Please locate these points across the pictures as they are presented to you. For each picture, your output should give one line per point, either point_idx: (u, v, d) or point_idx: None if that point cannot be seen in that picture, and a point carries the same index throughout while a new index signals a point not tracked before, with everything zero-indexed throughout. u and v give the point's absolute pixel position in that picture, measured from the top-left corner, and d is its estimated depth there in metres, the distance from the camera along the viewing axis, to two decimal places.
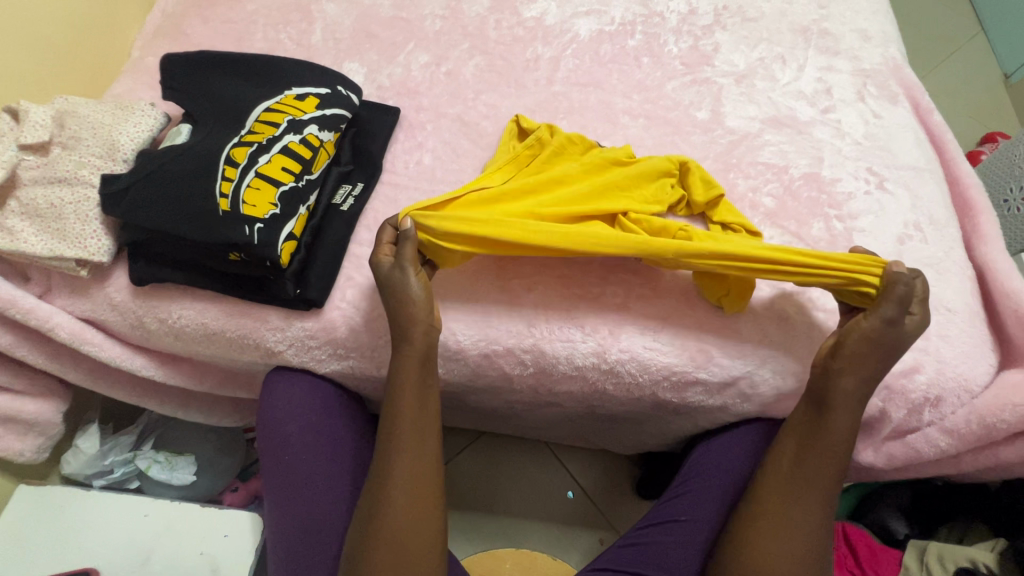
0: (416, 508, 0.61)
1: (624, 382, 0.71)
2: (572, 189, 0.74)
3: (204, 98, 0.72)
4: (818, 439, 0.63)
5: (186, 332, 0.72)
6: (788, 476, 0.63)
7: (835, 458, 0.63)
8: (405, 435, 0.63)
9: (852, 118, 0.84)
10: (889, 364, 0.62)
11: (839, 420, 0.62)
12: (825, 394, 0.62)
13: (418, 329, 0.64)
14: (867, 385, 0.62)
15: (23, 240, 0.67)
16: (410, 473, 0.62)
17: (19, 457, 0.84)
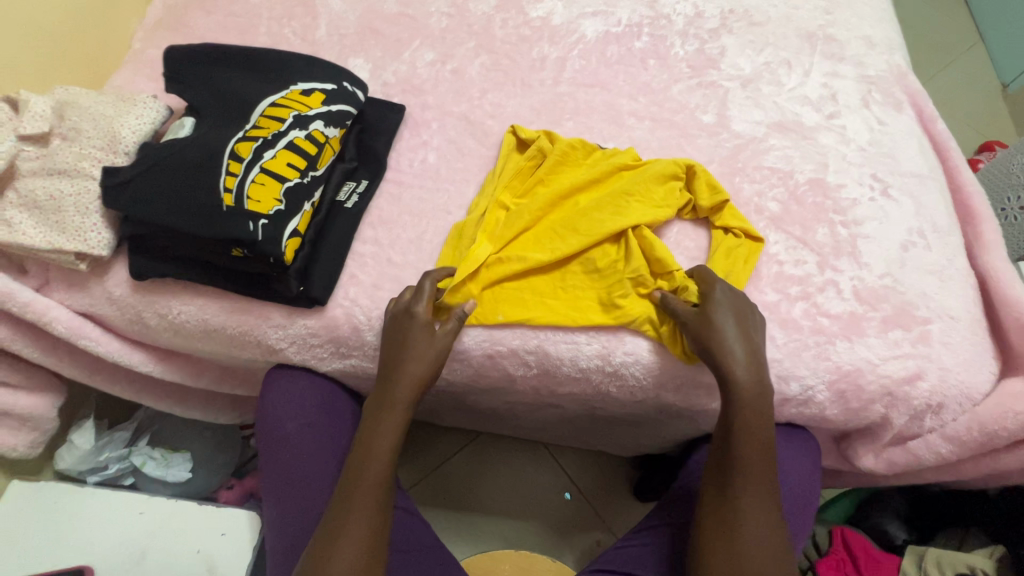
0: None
1: (628, 385, 0.70)
2: (580, 211, 0.74)
3: (208, 92, 0.71)
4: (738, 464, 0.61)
5: (186, 328, 0.71)
6: (737, 515, 0.60)
7: (767, 482, 0.61)
8: (368, 483, 0.60)
9: (857, 124, 0.84)
10: (737, 350, 0.61)
11: (750, 436, 0.61)
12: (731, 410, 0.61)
13: (409, 360, 0.64)
14: (755, 371, 0.61)
15: (21, 232, 0.65)
16: (364, 533, 0.58)
17: (13, 452, 0.83)
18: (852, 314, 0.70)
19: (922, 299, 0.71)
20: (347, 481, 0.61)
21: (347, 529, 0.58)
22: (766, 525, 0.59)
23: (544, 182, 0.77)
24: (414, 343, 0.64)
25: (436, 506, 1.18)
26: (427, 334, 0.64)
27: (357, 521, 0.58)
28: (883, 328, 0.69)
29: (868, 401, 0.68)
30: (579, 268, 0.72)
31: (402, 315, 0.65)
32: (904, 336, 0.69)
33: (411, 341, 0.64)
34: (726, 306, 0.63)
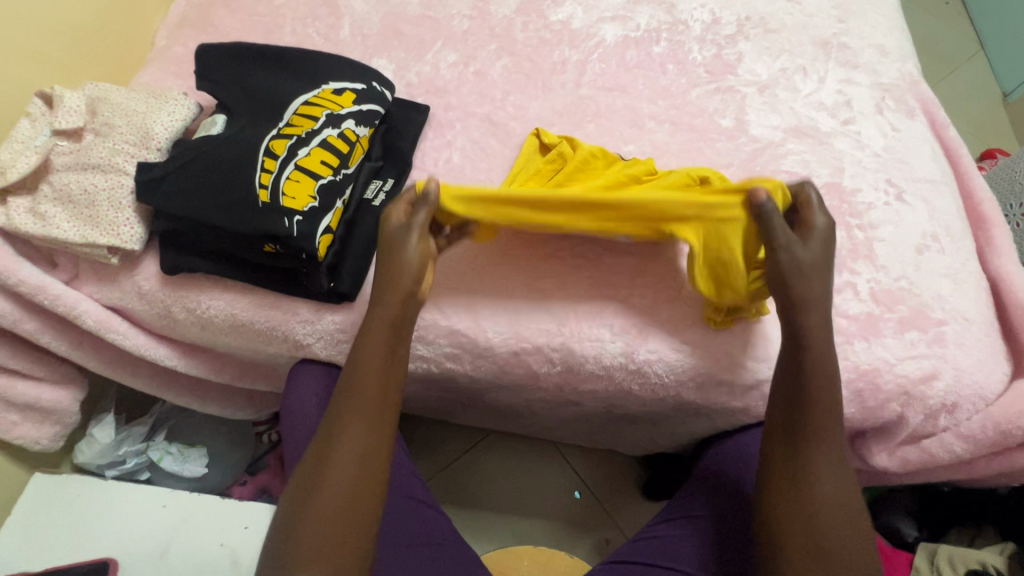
0: (345, 510, 0.56)
1: (650, 383, 0.72)
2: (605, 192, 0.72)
3: (241, 90, 0.72)
4: (810, 415, 0.59)
5: (214, 323, 0.72)
6: (806, 470, 0.58)
7: (834, 443, 0.59)
8: (353, 418, 0.58)
9: (872, 130, 0.86)
10: (814, 282, 0.59)
11: (819, 379, 0.59)
12: (798, 352, 0.59)
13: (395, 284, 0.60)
14: (825, 322, 0.60)
15: (55, 226, 0.66)
16: (349, 470, 0.57)
17: (35, 445, 0.83)
18: (870, 315, 0.71)
19: (937, 301, 0.73)
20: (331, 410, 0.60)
21: (334, 461, 0.57)
22: (836, 482, 0.58)
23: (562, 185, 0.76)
24: (406, 255, 0.61)
25: (446, 503, 1.19)
26: (416, 235, 0.62)
27: (342, 455, 0.57)
28: (900, 328, 0.71)
29: (885, 400, 0.70)
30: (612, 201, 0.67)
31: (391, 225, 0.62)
32: (920, 337, 0.71)
33: (397, 247, 0.61)
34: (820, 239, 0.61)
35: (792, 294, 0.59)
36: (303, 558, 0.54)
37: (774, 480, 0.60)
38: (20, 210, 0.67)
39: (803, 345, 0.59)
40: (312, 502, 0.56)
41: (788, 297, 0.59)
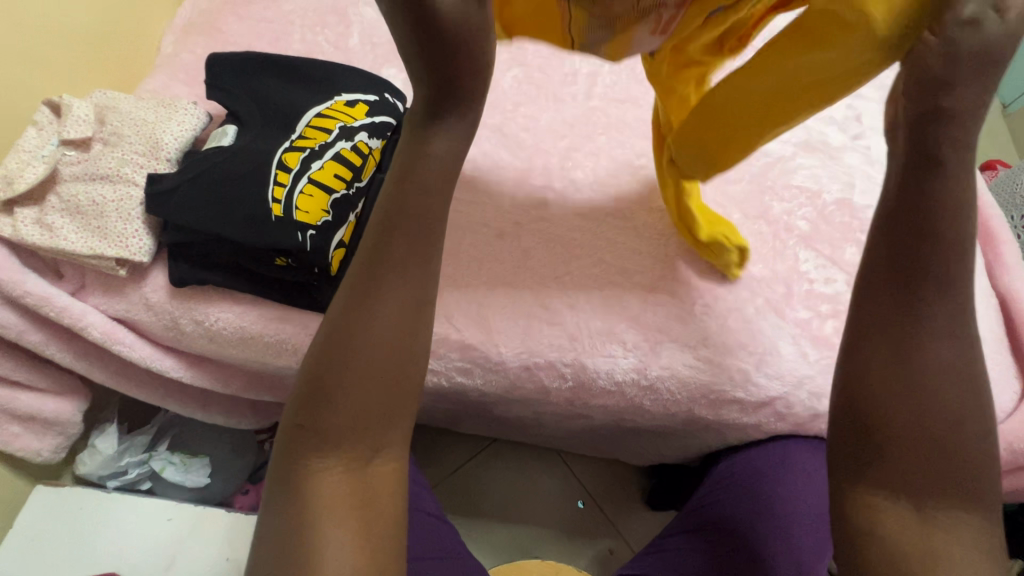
0: (373, 411, 0.45)
1: (662, 399, 0.72)
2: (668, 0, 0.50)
3: (253, 100, 0.72)
4: (929, 304, 0.40)
5: (222, 335, 0.71)
6: (925, 365, 0.40)
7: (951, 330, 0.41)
8: (382, 307, 0.45)
9: (882, 146, 0.86)
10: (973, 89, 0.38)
11: (950, 252, 0.41)
12: (930, 222, 0.40)
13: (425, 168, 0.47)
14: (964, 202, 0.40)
15: (63, 237, 0.65)
16: (375, 366, 0.44)
17: (36, 457, 0.82)
18: None
19: None
20: (350, 293, 0.45)
21: (361, 355, 0.44)
22: (962, 384, 0.40)
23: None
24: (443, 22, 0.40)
25: (450, 511, 1.19)
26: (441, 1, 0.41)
27: (373, 342, 0.44)
28: None
29: None
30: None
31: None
32: None
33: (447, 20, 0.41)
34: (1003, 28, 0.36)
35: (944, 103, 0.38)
36: (323, 462, 0.44)
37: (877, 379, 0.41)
38: (26, 221, 0.66)
39: (931, 216, 0.40)
40: (329, 399, 0.44)
41: (937, 142, 0.39)
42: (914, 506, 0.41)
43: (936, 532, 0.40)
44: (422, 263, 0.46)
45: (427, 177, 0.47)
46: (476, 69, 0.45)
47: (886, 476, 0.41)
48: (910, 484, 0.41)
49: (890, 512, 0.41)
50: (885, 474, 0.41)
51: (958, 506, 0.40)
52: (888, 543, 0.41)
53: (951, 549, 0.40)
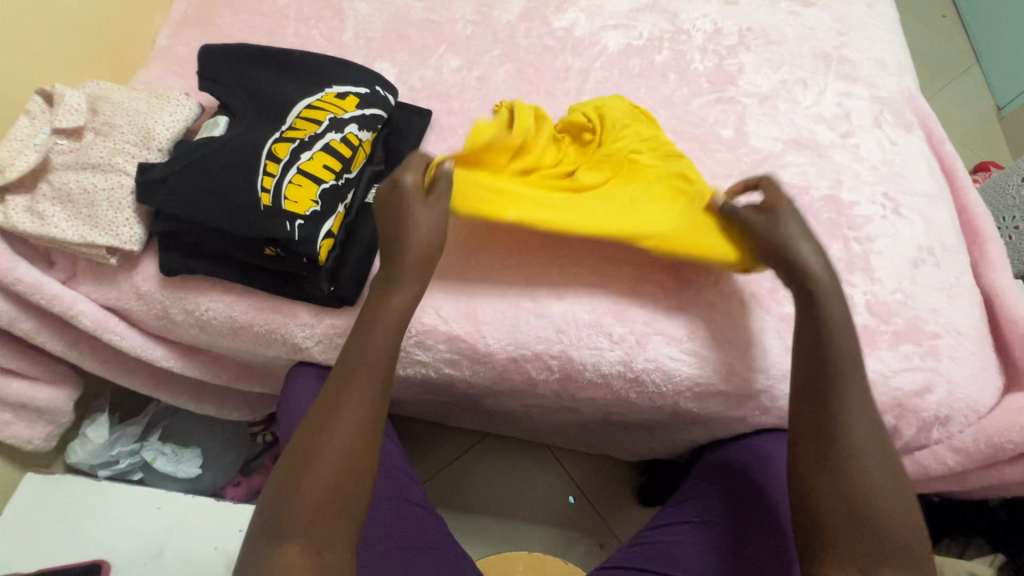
0: (331, 516, 0.51)
1: (647, 391, 0.72)
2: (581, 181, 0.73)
3: (244, 92, 0.72)
4: (844, 403, 0.56)
5: (213, 325, 0.72)
6: (850, 455, 0.55)
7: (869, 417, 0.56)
8: (344, 422, 0.53)
9: (870, 144, 0.87)
10: (804, 247, 0.62)
11: (848, 371, 0.57)
12: (828, 349, 0.58)
13: (388, 308, 0.58)
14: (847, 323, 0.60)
15: (54, 225, 0.66)
16: (335, 476, 0.51)
17: (27, 445, 0.82)
18: (866, 327, 0.72)
19: (932, 315, 0.74)
20: (315, 414, 0.54)
21: (325, 453, 0.52)
22: (886, 469, 0.55)
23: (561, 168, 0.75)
24: (420, 220, 0.60)
25: (441, 506, 1.19)
26: (425, 207, 0.61)
27: (338, 437, 0.52)
28: (895, 341, 0.71)
29: (880, 411, 0.70)
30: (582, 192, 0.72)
31: (393, 192, 0.62)
32: (914, 350, 0.71)
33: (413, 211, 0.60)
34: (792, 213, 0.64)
35: (789, 259, 0.62)
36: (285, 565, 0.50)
37: (815, 473, 0.56)
38: (18, 209, 0.66)
39: (830, 341, 0.58)
40: (296, 497, 0.51)
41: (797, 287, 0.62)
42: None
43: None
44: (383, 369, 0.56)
45: (391, 312, 0.58)
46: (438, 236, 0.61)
47: (836, 550, 0.53)
48: (856, 554, 0.53)
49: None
50: (834, 549, 0.54)
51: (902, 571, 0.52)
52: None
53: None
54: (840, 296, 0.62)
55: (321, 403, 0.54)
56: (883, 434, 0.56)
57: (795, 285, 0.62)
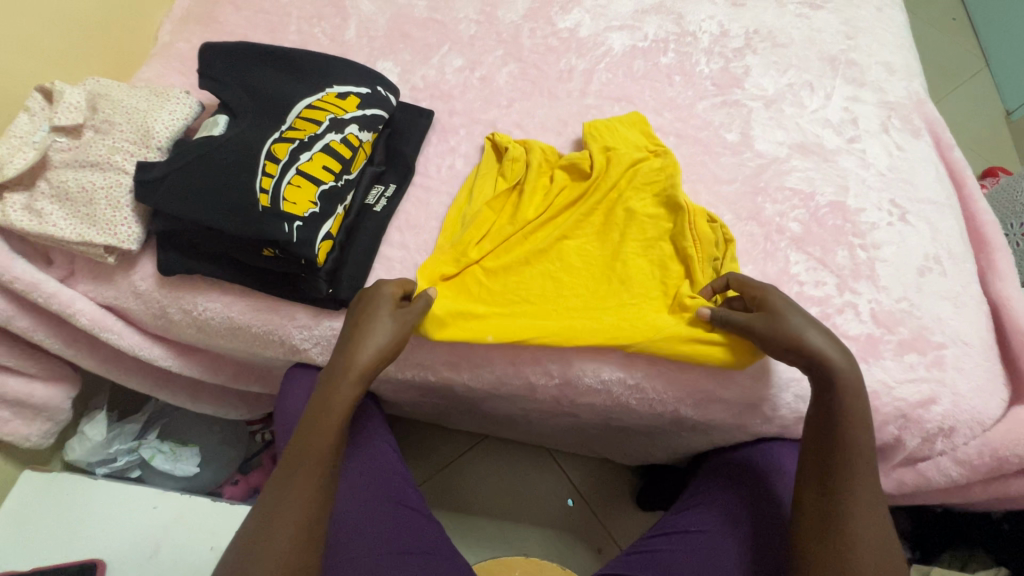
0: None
1: (648, 398, 0.72)
2: (569, 279, 0.73)
3: (243, 90, 0.72)
4: (850, 491, 0.58)
5: (211, 325, 0.72)
6: (846, 542, 0.57)
7: (876, 509, 0.59)
8: (285, 516, 0.55)
9: (877, 149, 0.86)
10: (812, 339, 0.61)
11: (861, 465, 0.59)
12: (840, 442, 0.59)
13: (334, 406, 0.60)
14: (866, 420, 0.60)
15: (51, 224, 0.65)
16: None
17: (24, 443, 0.82)
18: (870, 336, 0.71)
19: (938, 325, 0.73)
20: (263, 509, 0.56)
21: (267, 546, 0.54)
22: (882, 559, 0.57)
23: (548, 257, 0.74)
24: (377, 327, 0.62)
25: (439, 507, 1.19)
26: (390, 316, 0.63)
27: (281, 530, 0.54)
28: (899, 351, 0.71)
29: (883, 422, 0.69)
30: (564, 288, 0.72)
31: (369, 297, 0.65)
32: (919, 360, 0.70)
33: (370, 318, 0.63)
34: (789, 309, 0.63)
35: (800, 351, 0.61)
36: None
37: (814, 551, 0.59)
38: (16, 207, 0.66)
39: (848, 436, 0.59)
40: None
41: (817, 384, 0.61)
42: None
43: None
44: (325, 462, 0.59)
45: (332, 413, 0.60)
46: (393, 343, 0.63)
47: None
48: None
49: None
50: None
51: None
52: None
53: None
54: (863, 385, 0.60)
55: (269, 497, 0.57)
56: (884, 522, 0.58)
57: (815, 375, 0.61)
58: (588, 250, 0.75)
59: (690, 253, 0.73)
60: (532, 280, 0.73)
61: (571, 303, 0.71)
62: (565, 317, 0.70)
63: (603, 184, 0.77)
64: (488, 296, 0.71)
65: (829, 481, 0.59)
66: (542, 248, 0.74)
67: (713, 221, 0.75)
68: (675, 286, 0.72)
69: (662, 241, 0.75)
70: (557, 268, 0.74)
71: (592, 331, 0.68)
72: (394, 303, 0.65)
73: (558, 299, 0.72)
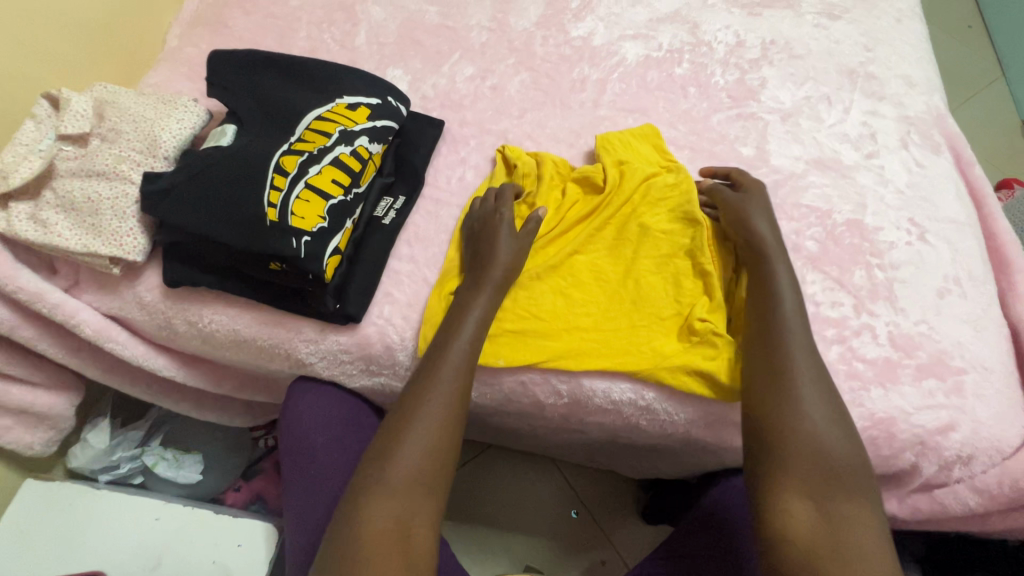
0: (415, 490, 0.54)
1: (658, 419, 0.70)
2: (585, 292, 0.72)
3: (253, 99, 0.70)
4: (788, 352, 0.62)
5: (216, 337, 0.71)
6: (800, 408, 0.60)
7: (830, 407, 0.60)
8: (432, 407, 0.58)
9: (895, 166, 0.84)
10: (764, 226, 0.71)
11: (799, 339, 0.63)
12: (775, 319, 0.64)
13: (471, 311, 0.64)
14: (800, 308, 0.66)
15: (57, 234, 0.64)
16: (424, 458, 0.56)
17: (27, 450, 0.81)
18: (888, 360, 0.70)
19: (957, 349, 0.71)
20: (404, 404, 0.58)
21: (418, 426, 0.57)
22: (833, 421, 0.60)
23: (565, 274, 0.73)
24: (501, 246, 0.68)
25: (444, 516, 1.18)
26: (511, 233, 0.69)
27: (430, 415, 0.58)
28: (918, 376, 0.69)
29: (900, 448, 0.67)
30: (577, 304, 0.71)
31: (488, 218, 0.71)
32: (938, 386, 0.69)
33: (496, 233, 0.69)
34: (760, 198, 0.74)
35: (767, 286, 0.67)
36: (371, 524, 0.52)
37: (771, 421, 0.60)
38: (21, 216, 0.65)
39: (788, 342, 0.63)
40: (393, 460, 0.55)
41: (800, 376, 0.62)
42: (814, 505, 0.55)
43: (840, 527, 0.53)
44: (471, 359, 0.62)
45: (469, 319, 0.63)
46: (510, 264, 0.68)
47: (788, 483, 0.57)
48: (806, 488, 0.56)
49: (798, 516, 0.55)
50: (785, 481, 0.57)
51: (848, 498, 0.55)
52: (801, 540, 0.54)
53: (852, 525, 0.54)
54: (789, 264, 0.69)
55: (410, 393, 0.60)
56: (828, 387, 0.62)
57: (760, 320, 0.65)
58: (603, 262, 0.74)
59: (707, 270, 0.71)
60: (543, 296, 0.72)
61: (586, 320, 0.70)
62: (575, 339, 0.70)
63: (616, 198, 0.76)
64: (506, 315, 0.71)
65: (772, 355, 0.63)
66: (552, 264, 0.73)
67: (725, 236, 0.75)
68: (690, 305, 0.70)
69: (676, 257, 0.73)
70: (570, 282, 0.73)
71: (600, 355, 0.68)
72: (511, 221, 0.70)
73: (571, 315, 0.71)
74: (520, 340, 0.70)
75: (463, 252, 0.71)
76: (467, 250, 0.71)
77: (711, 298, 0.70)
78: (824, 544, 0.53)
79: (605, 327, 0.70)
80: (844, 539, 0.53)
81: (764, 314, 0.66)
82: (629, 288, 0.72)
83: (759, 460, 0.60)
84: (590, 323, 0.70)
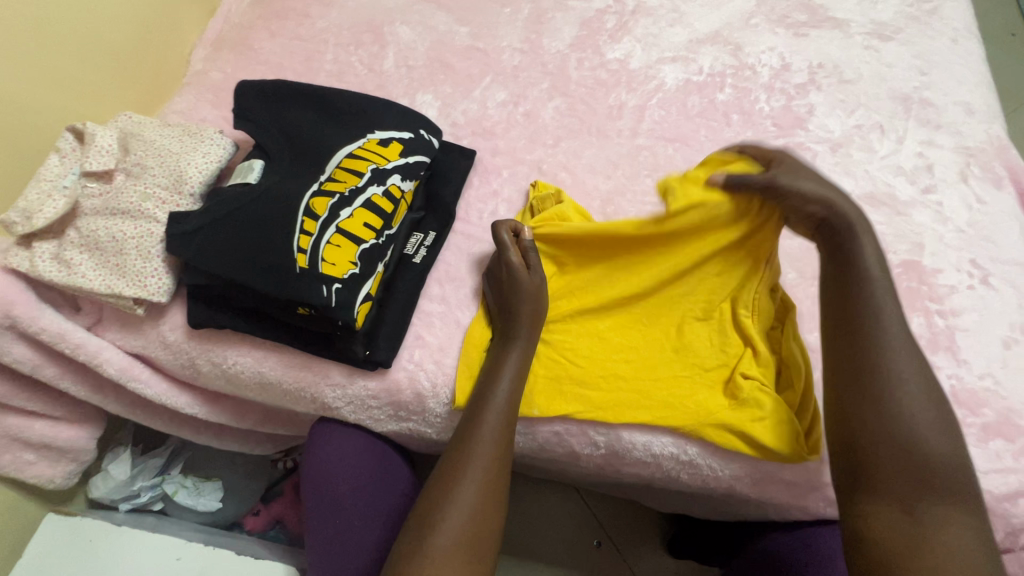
0: (459, 554, 0.54)
1: (701, 474, 0.66)
2: (624, 340, 0.69)
3: (281, 134, 0.68)
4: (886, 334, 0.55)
5: (240, 378, 0.68)
6: (893, 405, 0.53)
7: (932, 396, 0.54)
8: (472, 472, 0.58)
9: (954, 202, 0.79)
10: (810, 187, 0.59)
11: (892, 324, 0.56)
12: (868, 301, 0.56)
13: (504, 370, 0.62)
14: (891, 288, 0.57)
15: (81, 275, 0.62)
16: (467, 523, 0.56)
17: (48, 484, 0.80)
18: None
19: None
20: (443, 472, 0.59)
21: (458, 488, 0.57)
22: (935, 416, 0.53)
23: (607, 319, 0.70)
24: (524, 296, 0.65)
25: None
26: (529, 277, 0.66)
27: (469, 478, 0.58)
28: (984, 437, 0.64)
29: None
30: (618, 352, 0.68)
31: (502, 268, 0.67)
32: (1006, 447, 0.64)
33: (517, 283, 0.65)
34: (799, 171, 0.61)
35: (849, 269, 0.58)
36: None
37: (860, 415, 0.54)
38: (45, 256, 0.63)
39: (879, 320, 0.56)
40: (435, 528, 0.55)
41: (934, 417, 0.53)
42: (903, 510, 0.50)
43: (929, 533, 0.49)
44: (510, 420, 0.61)
45: (503, 377, 0.62)
46: (536, 312, 0.66)
47: (876, 487, 0.52)
48: (895, 492, 0.51)
49: (883, 523, 0.51)
50: (876, 482, 0.52)
51: (945, 503, 0.50)
52: (886, 548, 0.50)
53: (947, 535, 0.49)
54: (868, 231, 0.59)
55: (449, 456, 0.60)
56: (929, 376, 0.54)
57: (845, 301, 0.58)
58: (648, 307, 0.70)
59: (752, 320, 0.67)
60: (579, 341, 0.69)
61: (625, 368, 0.67)
62: (614, 388, 0.66)
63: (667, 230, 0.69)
64: (545, 365, 0.68)
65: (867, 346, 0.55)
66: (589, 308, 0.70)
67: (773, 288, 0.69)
68: (736, 355, 0.66)
69: (721, 303, 0.69)
70: (609, 325, 0.70)
71: (642, 408, 0.65)
72: (524, 266, 0.67)
73: (610, 364, 0.67)
74: (560, 388, 0.66)
75: (489, 305, 0.68)
76: (494, 301, 0.68)
77: (762, 349, 0.66)
78: (912, 554, 0.49)
79: (645, 377, 0.66)
80: (931, 548, 0.49)
81: (855, 302, 0.57)
82: (669, 338, 0.69)
83: (849, 458, 0.54)
84: (629, 373, 0.66)
